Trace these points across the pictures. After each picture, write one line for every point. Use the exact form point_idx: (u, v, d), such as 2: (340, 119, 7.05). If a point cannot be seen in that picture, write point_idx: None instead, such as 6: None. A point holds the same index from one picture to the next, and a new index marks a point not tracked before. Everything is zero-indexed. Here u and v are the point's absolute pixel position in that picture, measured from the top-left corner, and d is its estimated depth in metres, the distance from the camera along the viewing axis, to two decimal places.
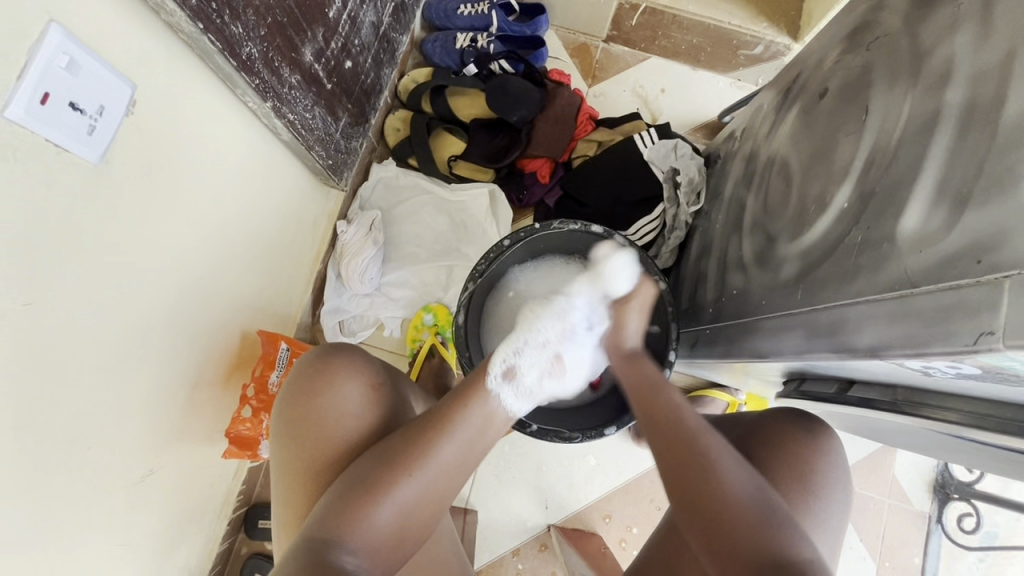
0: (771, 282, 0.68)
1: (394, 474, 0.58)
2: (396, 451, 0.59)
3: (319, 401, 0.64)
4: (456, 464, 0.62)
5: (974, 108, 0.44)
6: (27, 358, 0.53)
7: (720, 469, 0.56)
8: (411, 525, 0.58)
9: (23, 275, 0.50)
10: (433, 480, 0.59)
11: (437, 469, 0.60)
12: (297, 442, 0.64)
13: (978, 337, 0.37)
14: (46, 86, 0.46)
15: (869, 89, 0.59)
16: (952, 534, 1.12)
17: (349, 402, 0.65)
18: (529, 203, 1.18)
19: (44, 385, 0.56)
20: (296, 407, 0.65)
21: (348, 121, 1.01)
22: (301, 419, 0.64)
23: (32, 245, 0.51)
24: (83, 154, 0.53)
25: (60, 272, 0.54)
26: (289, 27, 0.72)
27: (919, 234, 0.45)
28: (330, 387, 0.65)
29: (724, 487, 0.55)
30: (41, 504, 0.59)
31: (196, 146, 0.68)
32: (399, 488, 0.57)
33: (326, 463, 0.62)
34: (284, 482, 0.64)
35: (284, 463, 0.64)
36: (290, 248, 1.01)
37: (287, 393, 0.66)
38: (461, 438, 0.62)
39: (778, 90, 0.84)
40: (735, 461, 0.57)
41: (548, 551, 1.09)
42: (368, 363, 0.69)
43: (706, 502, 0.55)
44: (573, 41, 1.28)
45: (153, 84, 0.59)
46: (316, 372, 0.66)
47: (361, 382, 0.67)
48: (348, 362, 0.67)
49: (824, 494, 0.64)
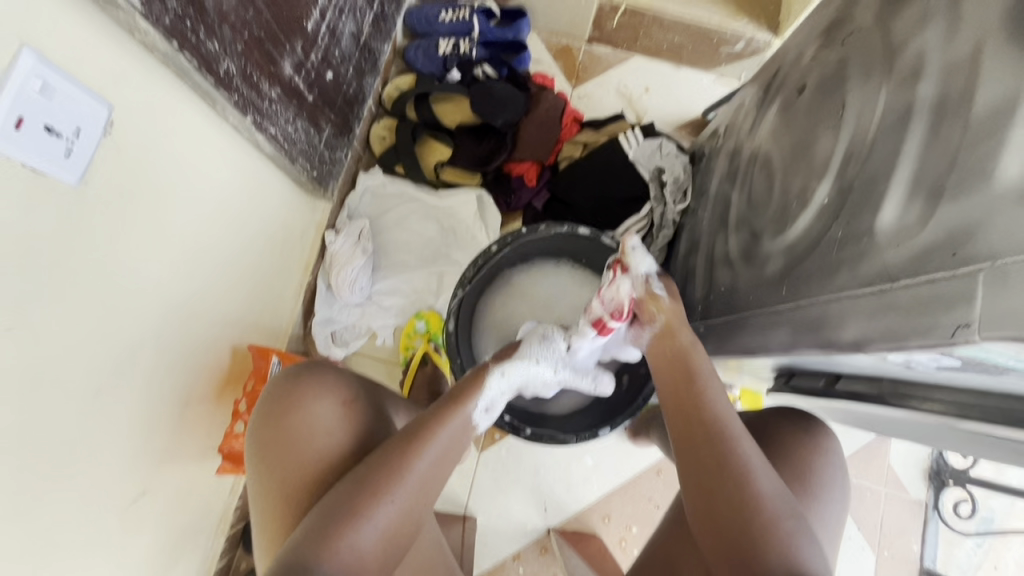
0: (757, 278, 0.69)
1: (374, 492, 0.57)
2: (374, 467, 0.59)
3: (293, 420, 0.64)
4: (434, 472, 0.62)
5: (947, 101, 0.44)
6: (19, 372, 0.53)
7: (754, 483, 0.57)
8: (397, 537, 0.58)
9: (13, 291, 0.51)
10: (413, 494, 0.59)
11: (416, 483, 0.59)
12: (273, 463, 0.63)
13: (955, 330, 0.38)
14: (20, 111, 0.46)
15: (845, 84, 0.59)
16: (950, 520, 1.13)
17: (325, 418, 0.65)
18: (518, 208, 1.17)
19: (37, 400, 0.56)
20: (271, 429, 0.64)
21: (332, 132, 1.01)
22: (276, 440, 0.64)
23: (22, 261, 0.51)
24: (61, 177, 0.52)
25: (49, 288, 0.54)
26: (266, 41, 0.72)
27: (897, 228, 0.46)
28: (303, 405, 0.65)
29: (754, 496, 0.57)
30: (34, 518, 0.59)
31: (176, 164, 0.68)
32: (382, 500, 0.57)
33: (302, 479, 0.62)
34: (264, 503, 0.63)
35: (266, 487, 0.63)
36: (283, 257, 1.01)
37: (261, 415, 0.66)
38: (439, 451, 0.62)
39: (759, 87, 0.85)
40: (765, 469, 0.59)
41: (549, 554, 1.09)
42: (342, 378, 0.69)
43: (730, 508, 0.57)
44: (556, 44, 1.28)
45: (132, 103, 0.59)
46: (288, 391, 0.66)
47: (335, 398, 0.67)
48: (322, 379, 0.68)
49: (824, 497, 0.65)
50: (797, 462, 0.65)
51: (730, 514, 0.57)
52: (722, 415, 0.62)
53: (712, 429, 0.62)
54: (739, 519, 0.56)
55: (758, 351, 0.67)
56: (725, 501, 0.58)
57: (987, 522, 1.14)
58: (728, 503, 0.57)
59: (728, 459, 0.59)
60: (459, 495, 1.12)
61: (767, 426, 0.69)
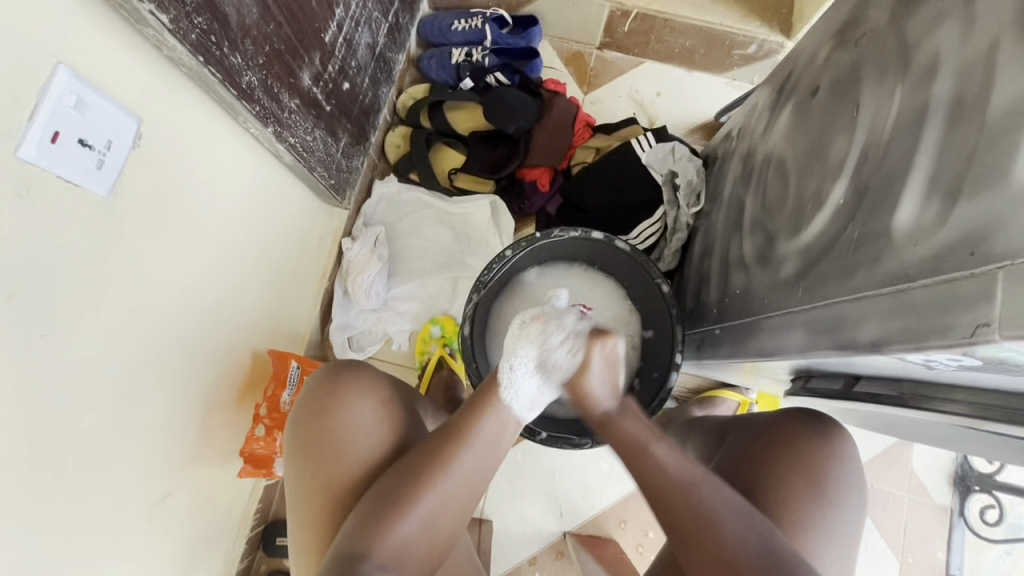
0: (773, 280, 0.68)
1: (417, 489, 0.58)
2: (416, 464, 0.60)
3: (334, 419, 0.65)
4: (479, 470, 0.62)
5: (962, 100, 0.44)
6: (53, 374, 0.55)
7: (718, 523, 0.56)
8: (438, 536, 0.59)
9: (49, 296, 0.53)
10: (454, 492, 0.59)
11: (457, 479, 0.60)
12: (313, 460, 0.64)
13: (974, 330, 0.37)
14: (55, 125, 0.48)
15: (860, 85, 0.59)
16: (977, 527, 1.11)
17: (365, 417, 0.66)
18: (530, 213, 1.19)
19: (69, 402, 0.58)
20: (310, 428, 0.66)
21: (348, 141, 1.03)
22: (316, 438, 0.65)
23: (56, 268, 0.53)
24: (94, 189, 0.55)
25: (84, 293, 0.57)
26: (286, 54, 0.74)
27: (914, 229, 0.46)
28: (343, 404, 0.66)
29: (729, 546, 0.55)
30: (66, 516, 0.61)
31: (203, 174, 0.70)
32: (425, 493, 0.58)
33: (343, 477, 0.63)
34: (304, 501, 0.64)
35: (307, 487, 0.64)
36: (302, 263, 1.04)
37: (300, 415, 0.67)
38: (484, 443, 0.62)
39: (772, 89, 0.85)
40: (734, 513, 0.57)
41: (565, 559, 1.09)
42: (379, 378, 0.71)
43: (701, 545, 0.57)
44: (568, 50, 1.29)
45: (159, 116, 0.61)
46: (328, 390, 0.67)
47: (374, 399, 0.68)
48: (359, 380, 0.69)
49: (839, 500, 0.64)
50: (818, 463, 0.65)
51: (682, 532, 0.58)
52: (660, 462, 0.60)
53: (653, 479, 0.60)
54: (716, 553, 0.55)
55: (775, 356, 0.66)
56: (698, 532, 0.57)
57: (1015, 529, 1.11)
58: (703, 536, 0.56)
59: (691, 506, 0.58)
60: None
61: (784, 422, 0.69)
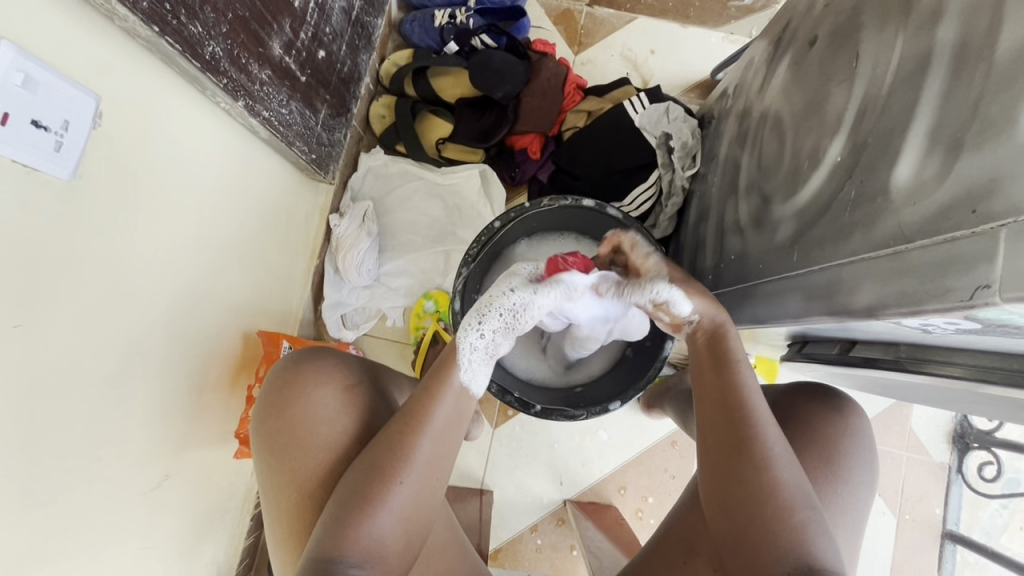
0: (768, 245, 0.66)
1: (375, 489, 0.56)
2: (386, 442, 0.58)
3: (295, 410, 0.64)
4: (439, 450, 0.60)
5: (968, 44, 0.41)
6: (22, 365, 0.53)
7: (773, 464, 0.56)
8: (414, 519, 0.57)
9: (14, 282, 0.51)
10: (429, 470, 0.59)
11: (417, 474, 0.58)
12: (280, 455, 0.64)
13: (974, 292, 0.35)
14: (3, 106, 0.45)
15: (861, 33, 0.55)
16: (974, 482, 1.11)
17: (327, 407, 0.65)
18: (522, 181, 1.16)
19: (41, 391, 0.56)
20: (272, 421, 0.65)
21: (328, 113, 0.99)
22: (279, 434, 0.64)
23: (20, 250, 0.51)
24: (52, 171, 0.52)
25: (51, 279, 0.55)
26: (252, 21, 0.70)
27: (911, 189, 0.43)
28: (305, 395, 0.65)
29: (773, 481, 0.55)
30: (56, 507, 0.60)
31: (172, 152, 0.67)
32: (397, 479, 0.56)
33: (311, 470, 0.62)
34: (276, 500, 0.64)
35: (277, 483, 0.63)
36: (286, 244, 1.01)
37: (264, 409, 0.66)
38: (436, 436, 0.60)
39: (768, 42, 0.80)
40: (787, 457, 0.57)
41: (566, 526, 1.11)
42: (340, 366, 0.69)
43: (754, 487, 0.55)
44: (556, 7, 1.23)
45: (118, 92, 0.58)
46: (288, 383, 0.66)
47: (336, 386, 0.67)
48: (320, 368, 0.67)
49: (852, 480, 0.63)
50: (834, 440, 0.64)
51: (747, 477, 0.56)
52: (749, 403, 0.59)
53: (731, 409, 0.59)
54: (760, 498, 0.55)
55: (771, 321, 0.64)
56: (745, 473, 0.56)
57: (1012, 484, 1.12)
58: (754, 490, 0.55)
59: (760, 466, 0.56)
60: (475, 471, 1.13)
61: (796, 394, 0.69)
